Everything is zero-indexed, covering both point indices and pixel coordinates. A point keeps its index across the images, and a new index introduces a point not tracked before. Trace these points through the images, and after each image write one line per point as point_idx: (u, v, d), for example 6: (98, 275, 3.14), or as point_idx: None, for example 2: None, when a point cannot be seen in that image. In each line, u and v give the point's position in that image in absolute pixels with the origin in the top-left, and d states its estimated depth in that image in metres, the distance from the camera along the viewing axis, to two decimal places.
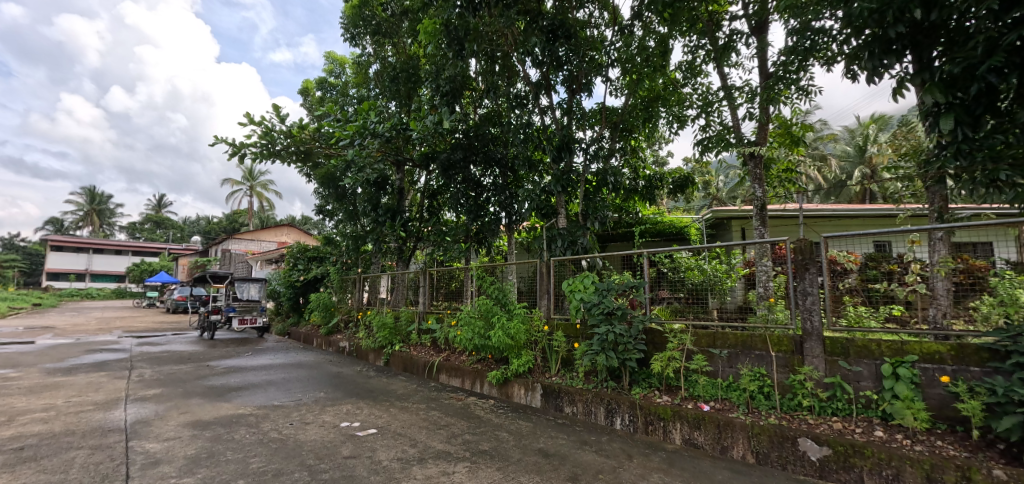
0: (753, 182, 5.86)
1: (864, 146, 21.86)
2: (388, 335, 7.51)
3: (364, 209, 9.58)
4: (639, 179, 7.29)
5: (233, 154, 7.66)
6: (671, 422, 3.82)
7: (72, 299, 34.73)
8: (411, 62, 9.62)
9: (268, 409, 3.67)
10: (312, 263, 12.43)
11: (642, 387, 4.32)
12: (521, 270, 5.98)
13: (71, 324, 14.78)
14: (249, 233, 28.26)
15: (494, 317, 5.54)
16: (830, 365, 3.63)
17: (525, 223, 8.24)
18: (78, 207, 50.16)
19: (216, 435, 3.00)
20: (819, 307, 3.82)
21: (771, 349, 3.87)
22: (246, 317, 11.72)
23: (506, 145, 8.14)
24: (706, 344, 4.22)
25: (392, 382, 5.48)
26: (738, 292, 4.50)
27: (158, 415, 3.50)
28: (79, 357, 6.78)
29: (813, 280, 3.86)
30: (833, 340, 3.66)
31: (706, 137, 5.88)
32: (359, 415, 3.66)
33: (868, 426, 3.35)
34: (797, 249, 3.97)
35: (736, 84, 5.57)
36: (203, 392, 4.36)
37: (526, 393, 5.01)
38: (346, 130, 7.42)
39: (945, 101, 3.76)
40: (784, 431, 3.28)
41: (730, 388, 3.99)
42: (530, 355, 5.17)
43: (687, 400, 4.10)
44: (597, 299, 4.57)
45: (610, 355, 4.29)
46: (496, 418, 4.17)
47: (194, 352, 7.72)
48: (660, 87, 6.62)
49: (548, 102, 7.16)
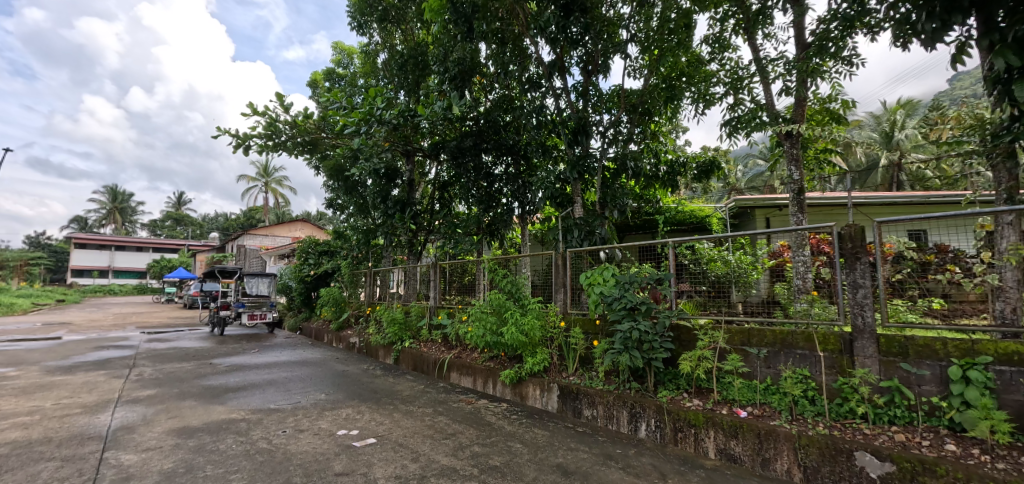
0: (789, 164, 5.40)
1: (892, 132, 20.88)
2: (398, 330, 7.21)
3: (374, 201, 9.34)
4: (661, 164, 6.85)
5: (237, 146, 7.44)
6: (703, 429, 3.43)
7: (94, 295, 35.55)
8: (419, 48, 9.26)
9: (262, 413, 3.41)
10: (323, 257, 12.23)
11: (670, 389, 3.93)
12: (536, 262, 5.66)
13: (88, 319, 14.94)
14: (264, 229, 28.41)
15: (507, 311, 5.19)
16: (886, 367, 3.22)
17: (539, 213, 7.89)
18: (100, 205, 51.31)
19: (200, 445, 2.74)
20: (872, 301, 3.38)
21: (816, 348, 3.46)
22: (256, 313, 11.60)
23: (519, 131, 7.75)
24: (740, 342, 3.83)
25: (399, 382, 5.20)
26: (765, 284, 3.93)
27: (145, 420, 3.26)
28: (84, 355, 6.67)
29: (866, 272, 3.40)
30: (888, 337, 3.24)
31: (735, 117, 5.44)
32: (359, 421, 3.37)
33: (936, 438, 2.92)
34: (844, 235, 3.52)
35: (770, 57, 5.09)
36: (199, 393, 4.13)
37: (541, 394, 4.66)
38: (351, 118, 7.13)
39: (1021, 65, 3.23)
40: (837, 443, 2.88)
41: (768, 391, 3.58)
42: (545, 353, 4.83)
43: (720, 404, 3.70)
44: (618, 293, 4.18)
45: (634, 354, 3.91)
46: (508, 425, 3.84)
47: (201, 349, 7.55)
48: (683, 64, 6.14)
49: (562, 84, 6.74)
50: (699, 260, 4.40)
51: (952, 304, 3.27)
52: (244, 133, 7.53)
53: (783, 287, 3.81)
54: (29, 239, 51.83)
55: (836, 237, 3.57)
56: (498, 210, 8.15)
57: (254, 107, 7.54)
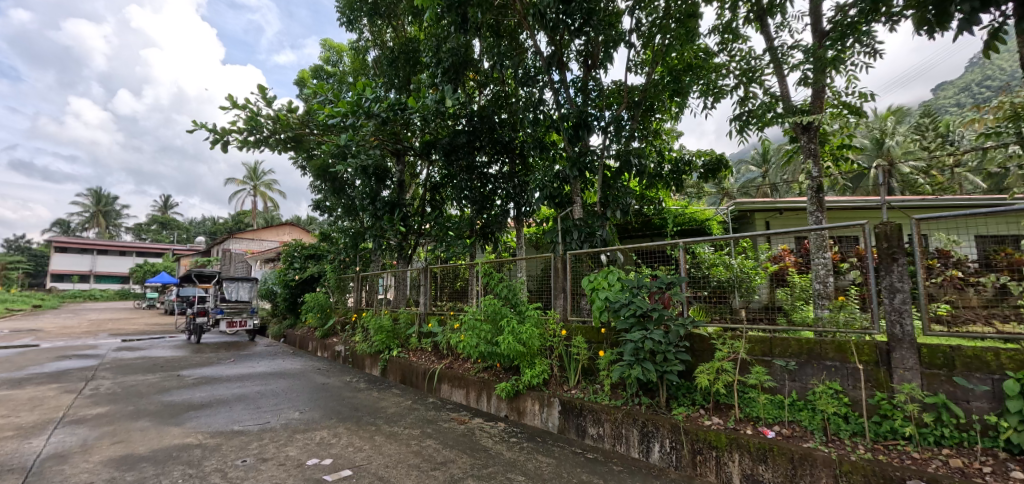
0: (807, 159, 5.13)
1: (882, 139, 20.92)
2: (385, 338, 6.75)
3: (362, 202, 8.90)
4: (665, 163, 6.53)
5: (215, 141, 6.97)
6: (726, 452, 3.05)
7: (72, 301, 34.34)
8: (410, 43, 8.71)
9: (223, 437, 2.98)
10: (308, 261, 11.72)
11: (685, 405, 3.54)
12: (532, 266, 5.27)
13: (59, 326, 14.14)
14: (251, 234, 27.68)
15: (503, 319, 4.77)
16: (929, 380, 2.88)
17: (536, 215, 7.51)
18: (84, 209, 50.04)
19: (139, 480, 2.32)
20: (910, 307, 3.04)
21: (847, 359, 3.12)
22: (236, 320, 11.03)
23: (515, 128, 7.38)
24: (761, 352, 3.49)
25: (384, 397, 4.77)
26: (765, 291, 3.77)
27: (83, 447, 2.82)
28: (41, 365, 6.12)
29: (903, 274, 3.06)
30: (931, 348, 2.91)
31: (745, 111, 5.17)
32: (334, 447, 2.93)
33: (998, 464, 2.55)
34: (879, 234, 3.18)
35: (785, 46, 4.77)
36: (157, 410, 3.67)
37: (540, 409, 4.26)
38: (337, 108, 6.67)
39: None
40: (886, 470, 2.52)
41: (797, 408, 3.22)
42: (544, 364, 4.43)
43: (743, 423, 3.30)
44: (626, 298, 3.78)
45: (646, 367, 3.51)
46: (506, 451, 3.43)
47: (172, 358, 7.02)
48: (689, 56, 5.80)
49: (560, 77, 6.41)
50: (699, 265, 4.17)
51: (954, 308, 3.00)
52: (221, 128, 7.06)
53: (785, 291, 3.65)
54: (8, 242, 50.41)
55: (869, 235, 3.22)
56: (493, 212, 7.75)
57: (234, 100, 7.10)
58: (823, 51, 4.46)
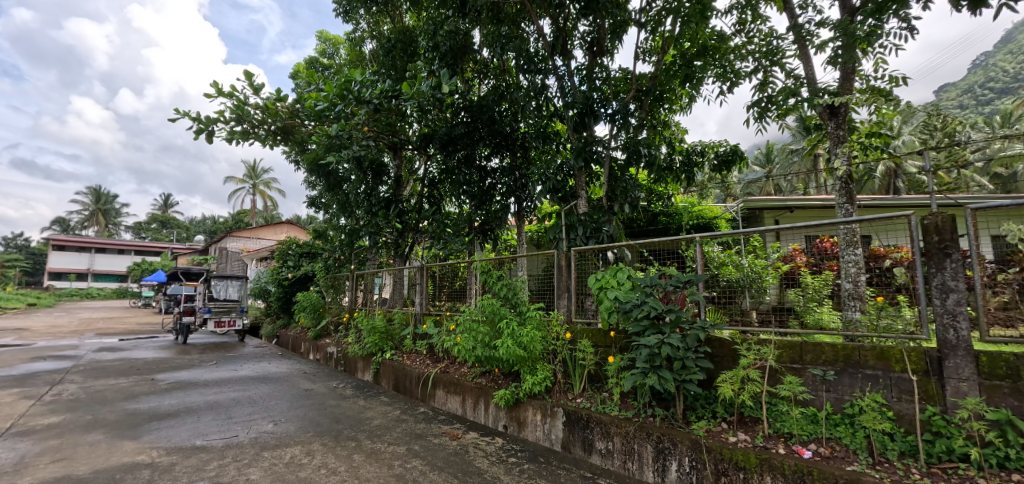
0: (834, 146, 4.91)
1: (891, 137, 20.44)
2: (378, 340, 6.34)
3: (356, 198, 8.52)
4: (675, 154, 6.15)
5: (199, 131, 6.60)
6: (756, 474, 2.68)
7: (67, 299, 33.95)
8: (408, 32, 8.33)
9: (179, 456, 2.68)
10: (303, 259, 11.22)
11: (705, 418, 3.16)
12: (533, 264, 4.92)
13: (48, 325, 13.74)
14: (249, 233, 27.31)
15: (502, 320, 4.40)
16: (989, 393, 2.52)
17: (539, 211, 7.14)
18: (83, 207, 49.77)
19: None
20: (965, 310, 2.67)
21: (889, 368, 2.76)
22: (223, 320, 10.71)
23: (516, 118, 6.95)
24: (790, 359, 3.12)
25: (371, 407, 4.40)
26: (780, 291, 3.52)
27: (16, 467, 2.48)
28: (10, 367, 5.76)
29: (957, 271, 2.67)
30: (990, 356, 2.55)
31: (763, 97, 4.84)
32: (303, 469, 2.64)
33: None
34: (927, 227, 2.81)
35: (810, 24, 4.41)
36: (115, 420, 3.32)
37: (542, 420, 3.87)
38: (324, 92, 6.26)
39: None
40: None
41: (834, 424, 2.84)
42: (547, 370, 4.05)
43: (773, 440, 2.91)
44: (637, 299, 3.40)
45: (663, 376, 3.12)
46: (503, 474, 3.06)
47: (152, 360, 6.64)
48: (703, 39, 5.42)
49: (565, 63, 6.05)
50: (712, 263, 3.84)
51: (1012, 311, 2.63)
52: (207, 117, 6.69)
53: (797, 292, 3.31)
54: (7, 240, 50.18)
55: (917, 228, 2.84)
56: (493, 208, 7.34)
57: (219, 87, 6.71)
58: (854, 28, 4.06)
